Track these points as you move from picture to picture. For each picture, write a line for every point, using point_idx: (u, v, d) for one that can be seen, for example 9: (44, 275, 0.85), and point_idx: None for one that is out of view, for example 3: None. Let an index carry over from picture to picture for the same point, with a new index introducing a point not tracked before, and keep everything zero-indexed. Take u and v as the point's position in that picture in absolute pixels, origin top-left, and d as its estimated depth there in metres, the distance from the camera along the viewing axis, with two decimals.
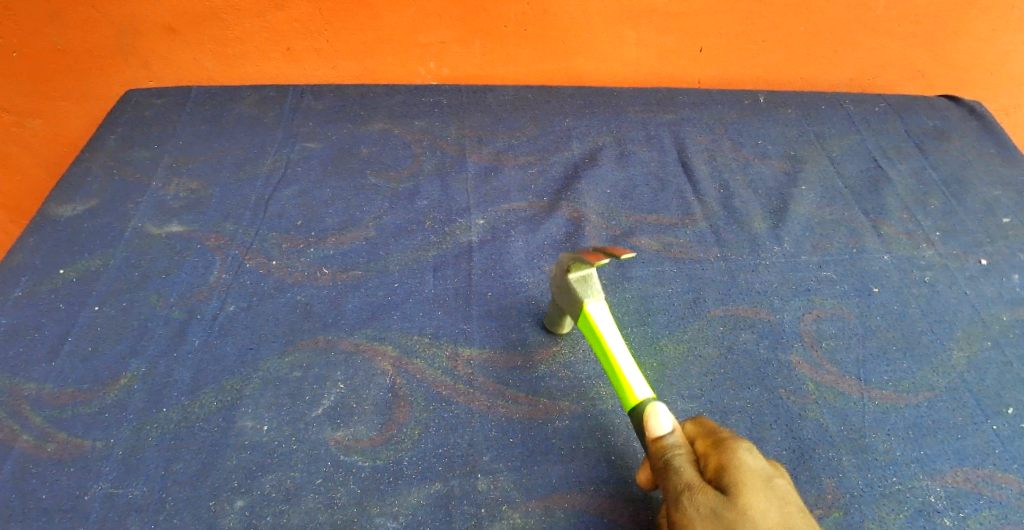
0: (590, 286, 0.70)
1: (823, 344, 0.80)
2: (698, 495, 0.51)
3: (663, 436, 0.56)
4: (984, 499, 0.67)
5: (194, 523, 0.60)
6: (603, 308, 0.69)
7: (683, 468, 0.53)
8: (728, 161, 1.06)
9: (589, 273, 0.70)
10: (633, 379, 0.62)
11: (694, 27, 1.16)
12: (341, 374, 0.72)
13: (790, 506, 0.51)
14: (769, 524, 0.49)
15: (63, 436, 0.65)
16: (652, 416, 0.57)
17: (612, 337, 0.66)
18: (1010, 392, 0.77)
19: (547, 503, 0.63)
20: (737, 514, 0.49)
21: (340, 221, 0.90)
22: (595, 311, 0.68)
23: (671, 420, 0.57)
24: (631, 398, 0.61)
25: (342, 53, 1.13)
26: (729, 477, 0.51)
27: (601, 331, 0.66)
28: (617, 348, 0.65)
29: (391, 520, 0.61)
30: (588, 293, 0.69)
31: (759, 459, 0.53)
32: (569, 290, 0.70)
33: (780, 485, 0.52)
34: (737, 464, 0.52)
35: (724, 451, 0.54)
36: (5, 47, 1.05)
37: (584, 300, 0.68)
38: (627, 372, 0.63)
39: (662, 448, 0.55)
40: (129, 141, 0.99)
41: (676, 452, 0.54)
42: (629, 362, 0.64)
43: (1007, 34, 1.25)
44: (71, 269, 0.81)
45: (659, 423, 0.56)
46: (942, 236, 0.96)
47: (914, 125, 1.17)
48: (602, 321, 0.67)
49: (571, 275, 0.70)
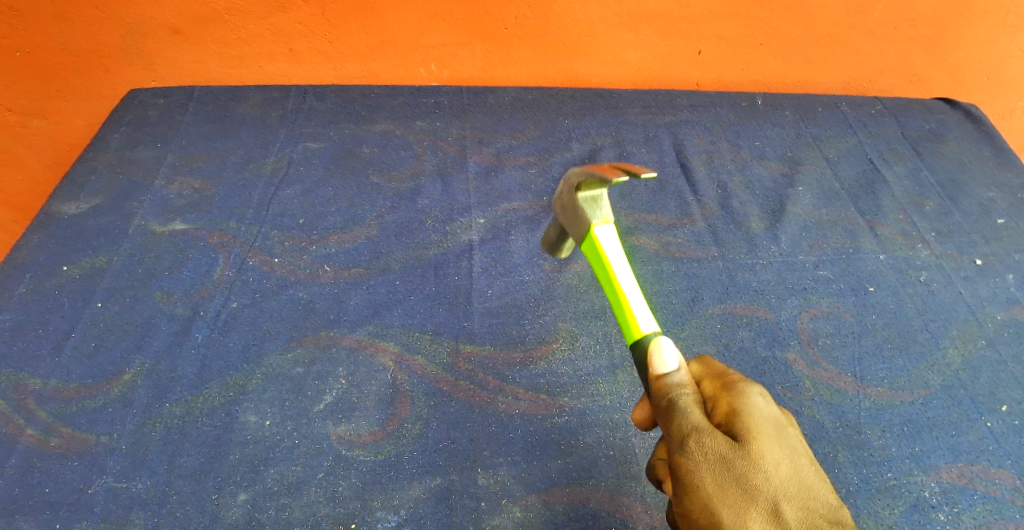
0: (600, 207, 0.69)
1: (819, 343, 0.81)
2: (708, 438, 0.49)
3: (668, 375, 0.54)
4: (978, 495, 0.68)
5: (196, 516, 0.61)
6: (611, 231, 0.68)
7: (690, 410, 0.51)
8: (725, 163, 1.07)
9: (599, 194, 0.69)
10: (637, 308, 0.62)
11: (694, 30, 1.17)
12: (342, 370, 0.73)
13: (798, 456, 0.51)
14: (780, 472, 0.48)
15: (67, 430, 0.66)
16: (657, 353, 0.55)
17: (619, 266, 0.65)
18: (1005, 390, 0.78)
19: (545, 497, 0.64)
20: (748, 461, 0.48)
21: (342, 220, 0.91)
22: (603, 235, 0.67)
23: (677, 359, 0.55)
24: (633, 329, 0.61)
25: (345, 55, 1.15)
26: (740, 424, 0.51)
27: (608, 257, 0.66)
28: (624, 277, 0.64)
29: (393, 514, 0.62)
30: (597, 217, 0.69)
31: (771, 406, 0.52)
32: (577, 210, 0.70)
33: (790, 434, 0.52)
34: (748, 410, 0.52)
35: (734, 395, 0.53)
36: (9, 46, 1.07)
37: (592, 224, 0.68)
38: (632, 301, 0.62)
39: (667, 387, 0.54)
40: (133, 140, 1.00)
41: (682, 392, 0.53)
42: (634, 291, 0.64)
43: (1004, 39, 1.26)
44: (76, 266, 0.82)
45: (665, 361, 0.55)
46: (937, 237, 0.97)
47: (911, 127, 1.18)
48: (609, 246, 0.67)
49: (581, 195, 0.69)
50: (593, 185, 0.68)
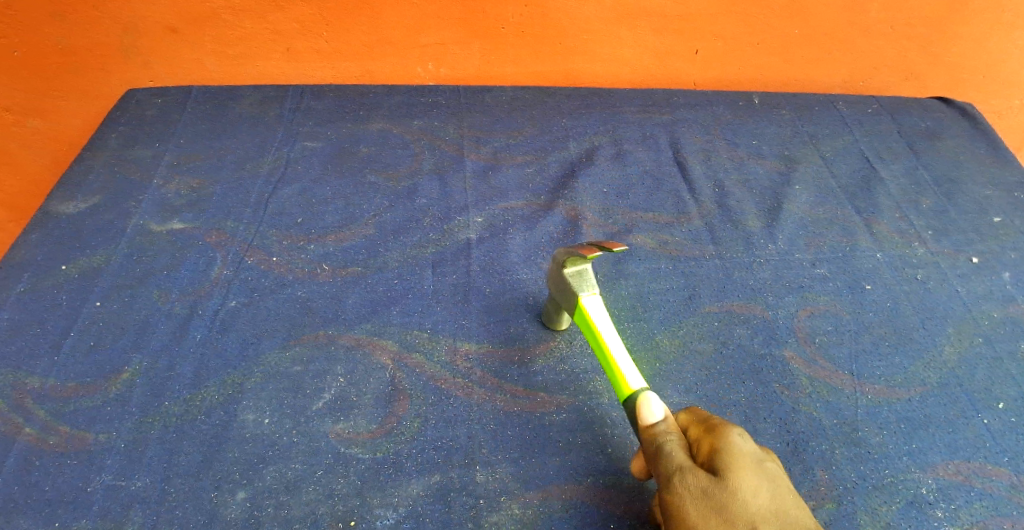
0: (585, 280, 0.71)
1: (816, 340, 0.82)
2: (689, 475, 0.51)
3: (655, 424, 0.56)
4: (974, 491, 0.69)
5: (195, 514, 0.61)
6: (598, 301, 0.70)
7: (674, 452, 0.53)
8: (723, 161, 1.07)
9: (584, 268, 0.71)
10: (627, 370, 0.64)
11: (691, 29, 1.17)
12: (341, 368, 0.73)
13: (780, 487, 0.50)
14: (759, 503, 0.49)
15: (66, 429, 0.66)
16: (644, 405, 0.57)
17: (607, 333, 0.67)
18: (1001, 387, 0.79)
19: (544, 494, 0.64)
20: (727, 492, 0.49)
21: (340, 219, 0.91)
22: (590, 304, 0.69)
23: (663, 409, 0.57)
24: (623, 387, 0.63)
25: (342, 54, 1.15)
26: (721, 458, 0.51)
27: (596, 325, 0.68)
28: (612, 341, 0.66)
29: (391, 511, 0.62)
30: (584, 288, 0.70)
31: (751, 441, 0.53)
32: (564, 285, 0.71)
33: (771, 467, 0.52)
34: (729, 445, 0.52)
35: (717, 432, 0.54)
36: (7, 45, 1.06)
37: (580, 294, 0.69)
38: (621, 364, 0.64)
39: (654, 435, 0.55)
40: (131, 140, 1.00)
41: (667, 438, 0.54)
42: (622, 353, 0.65)
43: (999, 38, 1.27)
44: (73, 265, 0.82)
45: (651, 411, 0.56)
46: (934, 235, 0.98)
47: (907, 126, 1.18)
48: (596, 314, 0.68)
49: (566, 270, 0.71)
50: (577, 259, 0.70)
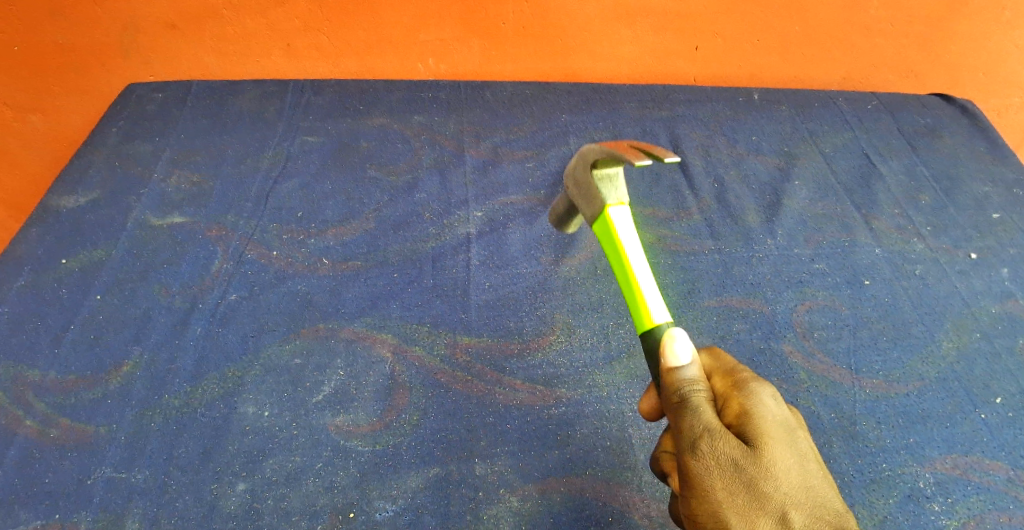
0: (615, 188, 0.67)
1: (815, 335, 0.82)
2: (720, 441, 0.49)
3: (681, 369, 0.53)
4: (972, 485, 0.69)
5: (195, 506, 0.61)
6: (625, 213, 0.67)
7: (702, 410, 0.50)
8: (722, 157, 1.08)
9: (615, 174, 0.67)
10: (651, 298, 0.60)
11: (690, 25, 1.17)
12: (341, 362, 0.73)
13: (808, 462, 0.50)
14: (790, 480, 0.48)
15: (66, 421, 0.66)
16: (671, 344, 0.53)
17: (633, 251, 0.63)
18: (999, 382, 0.79)
19: (543, 487, 0.64)
20: (759, 467, 0.48)
21: (340, 213, 0.91)
22: (617, 216, 0.66)
23: (690, 352, 0.53)
24: (645, 316, 0.60)
25: (342, 50, 1.15)
26: (752, 428, 0.50)
27: (621, 239, 0.64)
28: (637, 261, 0.63)
29: (391, 503, 0.62)
30: (612, 197, 0.67)
31: (782, 408, 0.52)
32: (591, 189, 0.68)
33: (800, 440, 0.51)
34: (760, 414, 0.51)
35: (747, 396, 0.52)
36: (6, 42, 1.07)
37: (607, 203, 0.66)
38: (644, 288, 0.61)
39: (679, 383, 0.52)
40: (131, 135, 1.00)
41: (695, 389, 0.52)
42: (647, 277, 0.62)
43: (999, 36, 1.27)
44: (74, 259, 0.82)
45: (677, 354, 0.53)
46: (932, 231, 0.98)
47: (907, 122, 1.18)
48: (623, 229, 0.65)
49: (597, 173, 0.68)
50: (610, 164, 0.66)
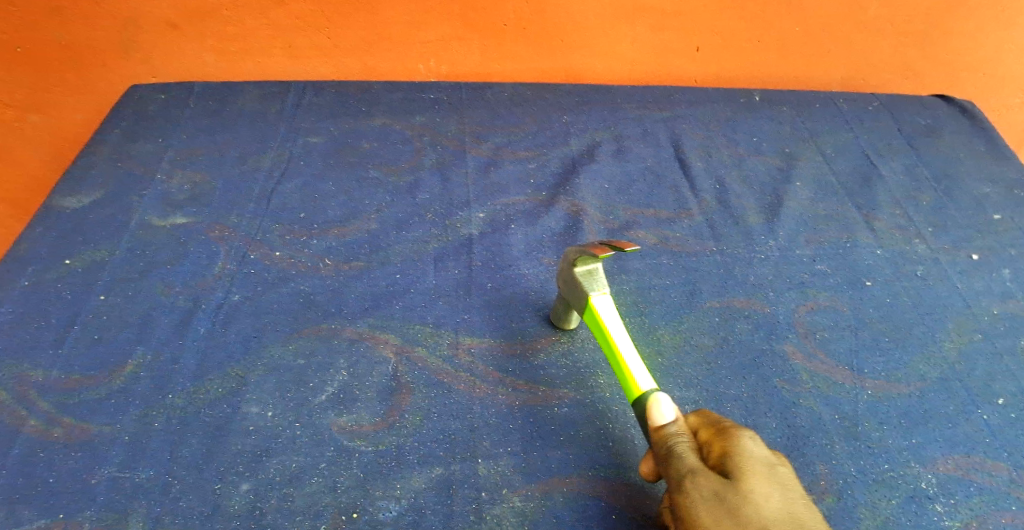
0: (595, 279, 0.71)
1: (816, 335, 0.82)
2: (701, 477, 0.51)
3: (666, 426, 0.56)
4: (974, 486, 0.69)
5: (199, 505, 0.61)
6: (607, 300, 0.70)
7: (686, 455, 0.53)
8: (723, 158, 1.08)
9: (594, 267, 0.71)
10: (636, 371, 0.64)
11: (691, 26, 1.18)
12: (344, 362, 0.74)
13: (791, 492, 0.50)
14: (771, 506, 0.49)
15: (69, 420, 0.66)
16: (655, 406, 0.57)
17: (617, 334, 0.67)
18: (1000, 382, 0.79)
19: (546, 486, 0.65)
20: (740, 495, 0.49)
21: (342, 213, 0.91)
22: (600, 304, 0.69)
23: (674, 411, 0.57)
24: (633, 388, 0.63)
25: (343, 50, 1.15)
26: (732, 461, 0.52)
27: (606, 326, 0.67)
28: (621, 340, 0.66)
29: (394, 503, 0.62)
30: (594, 287, 0.70)
31: (762, 445, 0.53)
32: (574, 283, 0.71)
33: (783, 472, 0.52)
34: (740, 449, 0.52)
35: (727, 436, 0.54)
36: (9, 42, 1.07)
37: (590, 294, 0.69)
38: (631, 364, 0.64)
39: (665, 436, 0.56)
40: (132, 135, 1.00)
41: (678, 440, 0.55)
42: (632, 354, 0.66)
43: (998, 36, 1.27)
44: (77, 259, 0.82)
45: (662, 412, 0.57)
46: (933, 231, 0.98)
47: (907, 122, 1.19)
48: (607, 314, 0.68)
49: (577, 269, 0.71)
50: (588, 259, 0.69)
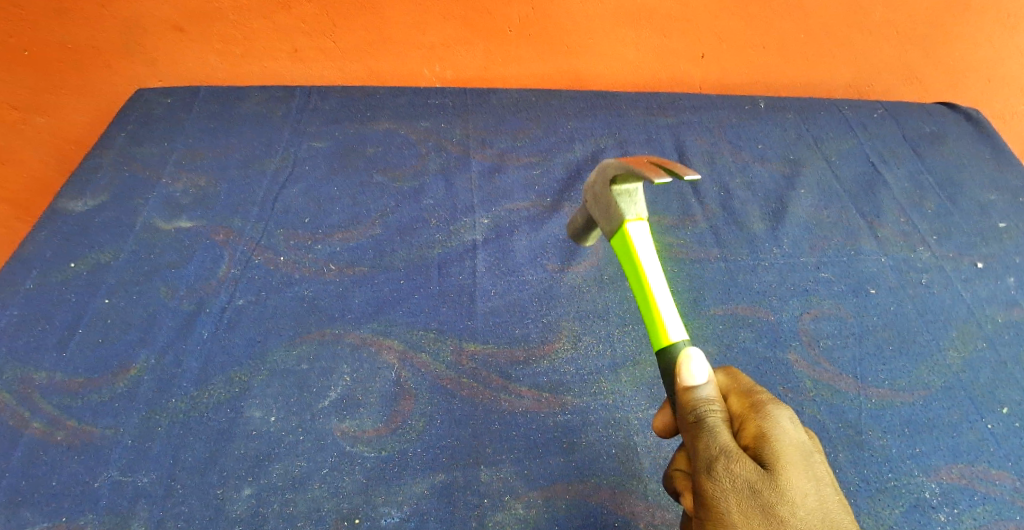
0: (634, 205, 0.70)
1: (820, 343, 0.82)
2: (736, 464, 0.49)
3: (697, 389, 0.54)
4: (978, 495, 0.69)
5: (201, 509, 0.61)
6: (644, 229, 0.69)
7: (719, 431, 0.51)
8: (727, 164, 1.08)
9: (634, 189, 0.70)
10: (667, 316, 0.62)
11: (696, 32, 1.18)
12: (347, 367, 0.74)
13: (823, 487, 0.50)
14: (806, 505, 0.48)
15: (72, 423, 0.67)
16: (687, 365, 0.54)
17: (652, 272, 0.65)
18: (1005, 391, 0.79)
19: (548, 494, 0.65)
20: (774, 490, 0.48)
21: (346, 218, 0.92)
22: (636, 231, 0.68)
23: (707, 373, 0.54)
24: (661, 336, 0.62)
25: (348, 55, 1.15)
26: (769, 450, 0.50)
27: (641, 258, 0.66)
28: (656, 280, 0.65)
29: (396, 509, 0.62)
30: (631, 213, 0.69)
31: (799, 432, 0.52)
32: (611, 204, 0.71)
33: (817, 464, 0.50)
34: (777, 437, 0.51)
35: (764, 418, 0.52)
36: (15, 45, 1.08)
37: (626, 219, 0.68)
38: (662, 307, 0.63)
39: (697, 403, 0.53)
40: (137, 138, 1.01)
41: (711, 410, 0.52)
42: (665, 296, 0.64)
43: (1003, 42, 1.27)
44: (81, 261, 0.82)
45: (694, 374, 0.54)
46: (937, 239, 0.98)
47: (912, 130, 1.18)
48: (642, 246, 0.67)
49: (616, 187, 0.70)
50: (628, 179, 0.68)
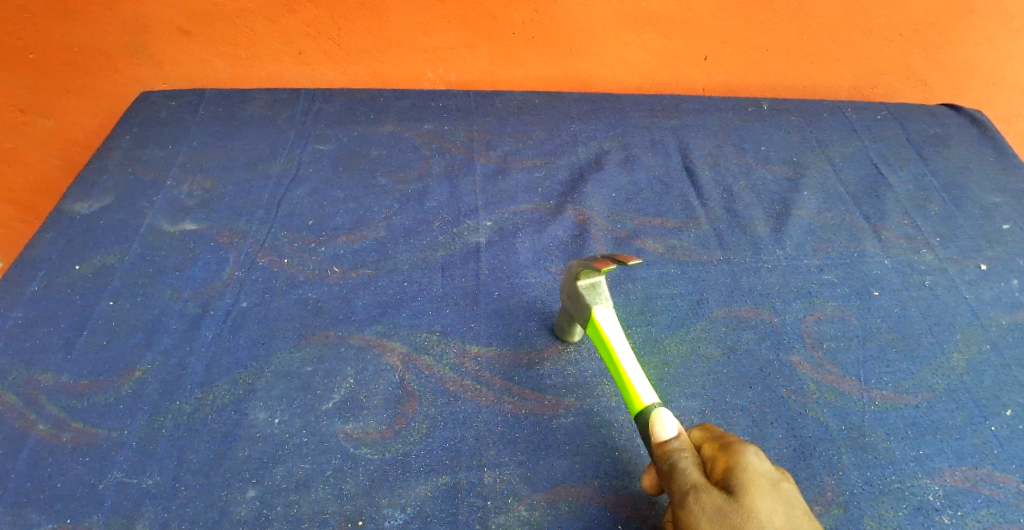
0: (599, 293, 0.71)
1: (824, 346, 0.82)
2: (703, 496, 0.50)
3: (668, 441, 0.56)
4: (982, 498, 0.68)
5: (206, 511, 0.61)
6: (610, 314, 0.70)
7: (688, 470, 0.53)
8: (731, 166, 1.08)
9: (598, 281, 0.71)
10: (640, 385, 0.64)
11: (699, 34, 1.18)
12: (351, 369, 0.74)
13: (795, 509, 0.50)
14: (775, 522, 0.48)
15: (78, 425, 0.67)
16: (657, 421, 0.56)
17: (621, 349, 0.67)
18: (1009, 394, 0.79)
19: (551, 496, 0.65)
20: (741, 514, 0.48)
21: (350, 221, 0.92)
22: (604, 319, 0.69)
23: (676, 425, 0.56)
24: (636, 403, 0.63)
25: (353, 57, 1.16)
26: (735, 478, 0.51)
27: (609, 340, 0.67)
28: (624, 355, 0.66)
29: (400, 511, 0.62)
30: (598, 301, 0.70)
31: (767, 461, 0.53)
32: (577, 297, 0.71)
33: (787, 489, 0.51)
34: (743, 465, 0.52)
35: (731, 451, 0.54)
36: (20, 47, 1.08)
37: (593, 308, 0.69)
38: (634, 377, 0.64)
39: (668, 451, 0.55)
40: (143, 141, 1.01)
41: (681, 455, 0.54)
42: (635, 368, 0.66)
43: (1008, 44, 1.27)
44: (87, 264, 0.83)
45: (663, 427, 0.56)
46: (941, 241, 0.98)
47: (916, 132, 1.18)
48: (609, 328, 0.68)
49: (581, 282, 0.71)
50: (592, 272, 0.69)
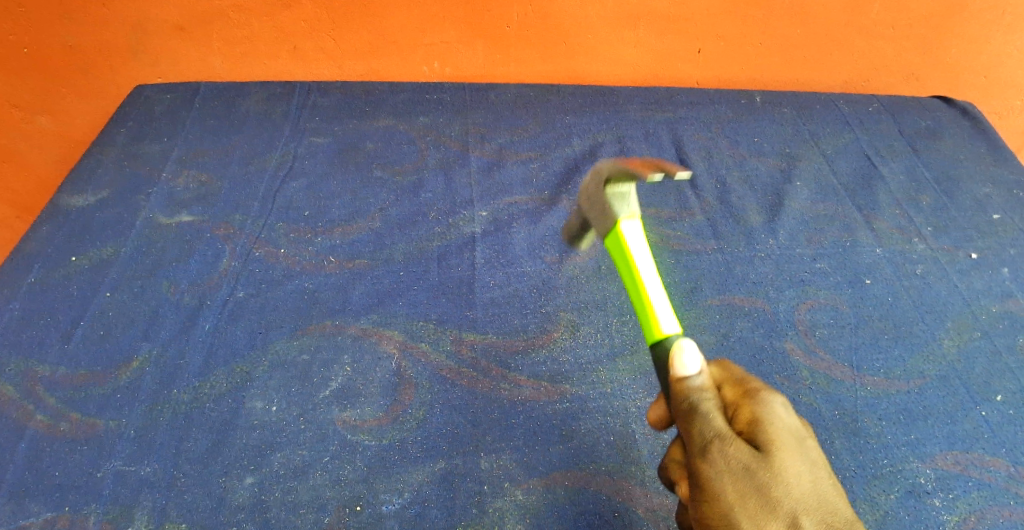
0: (626, 204, 0.67)
1: (816, 333, 0.82)
2: (731, 447, 0.49)
3: (689, 378, 0.52)
4: (973, 481, 0.69)
5: (204, 499, 0.62)
6: (637, 227, 0.66)
7: (712, 416, 0.50)
8: (725, 158, 1.08)
9: (627, 192, 0.67)
10: (660, 309, 0.59)
11: (693, 29, 1.19)
12: (347, 358, 0.74)
13: (818, 470, 0.50)
14: (802, 486, 0.48)
15: (75, 415, 0.67)
16: (679, 355, 0.52)
17: (644, 265, 0.62)
18: (1000, 380, 0.80)
19: (547, 481, 0.65)
20: (770, 472, 0.48)
21: (346, 213, 0.92)
22: (628, 230, 0.64)
23: (699, 362, 0.53)
24: (654, 329, 0.59)
25: (348, 53, 1.16)
26: (763, 436, 0.50)
27: (632, 253, 0.63)
28: (648, 273, 0.62)
29: (397, 497, 0.63)
30: (624, 212, 0.66)
31: (791, 417, 0.52)
32: (604, 205, 0.68)
33: (812, 447, 0.51)
34: (770, 421, 0.51)
35: (757, 404, 0.52)
36: (16, 43, 1.09)
37: (618, 218, 0.65)
38: (655, 301, 0.60)
39: (688, 391, 0.52)
40: (139, 136, 1.01)
41: (704, 397, 0.51)
42: (658, 290, 0.61)
43: (999, 38, 1.27)
44: (84, 256, 0.83)
45: (686, 364, 0.52)
46: (933, 232, 0.99)
47: (908, 125, 1.19)
48: (634, 243, 0.64)
49: (609, 191, 0.67)
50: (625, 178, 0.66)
